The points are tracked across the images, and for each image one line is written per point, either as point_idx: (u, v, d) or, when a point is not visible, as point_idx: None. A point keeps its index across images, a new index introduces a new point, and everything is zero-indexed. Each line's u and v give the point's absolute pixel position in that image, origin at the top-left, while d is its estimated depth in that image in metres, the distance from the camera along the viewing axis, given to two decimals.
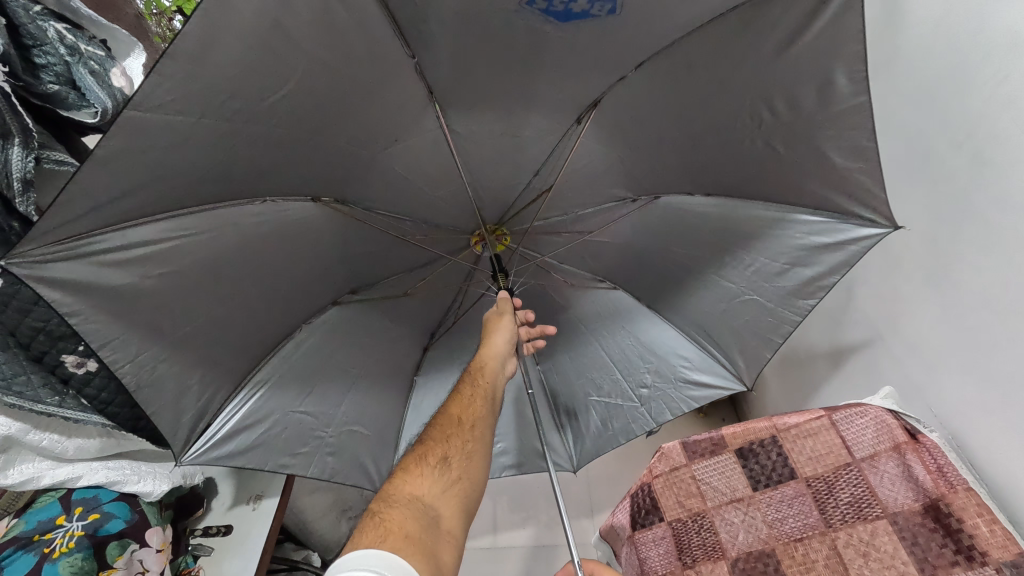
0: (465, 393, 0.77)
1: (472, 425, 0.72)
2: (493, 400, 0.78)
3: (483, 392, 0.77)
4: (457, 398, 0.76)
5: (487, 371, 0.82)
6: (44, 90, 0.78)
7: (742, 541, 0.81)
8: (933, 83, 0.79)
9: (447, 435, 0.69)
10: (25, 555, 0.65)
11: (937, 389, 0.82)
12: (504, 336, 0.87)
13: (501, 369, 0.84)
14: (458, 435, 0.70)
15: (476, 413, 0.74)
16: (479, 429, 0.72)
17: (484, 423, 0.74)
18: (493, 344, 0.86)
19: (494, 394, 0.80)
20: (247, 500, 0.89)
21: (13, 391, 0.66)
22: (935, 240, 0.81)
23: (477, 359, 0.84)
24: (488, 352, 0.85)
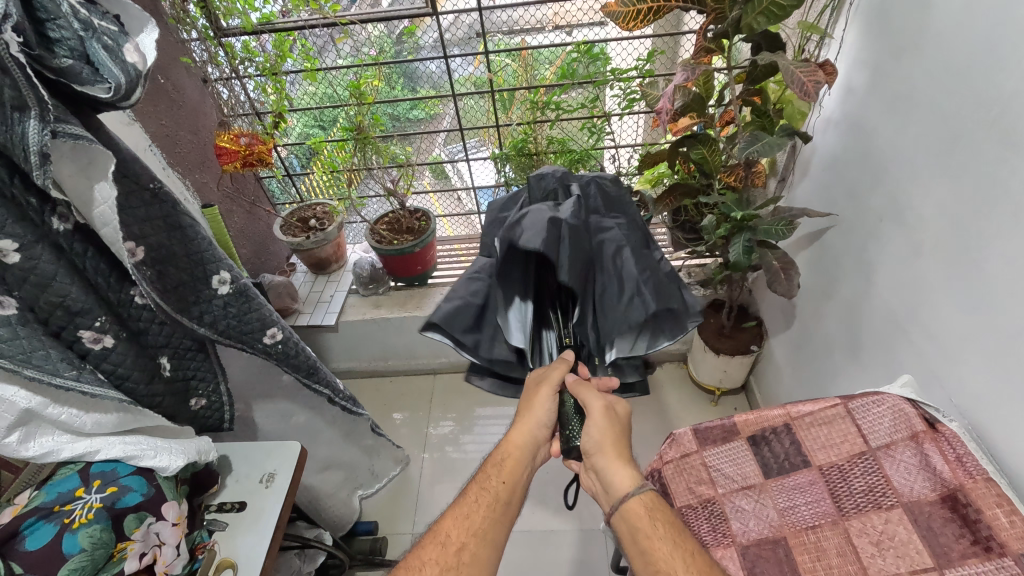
0: (467, 502, 0.76)
1: (462, 545, 0.70)
2: (501, 508, 0.75)
3: (490, 496, 0.76)
4: (456, 508, 0.75)
5: (508, 468, 0.80)
6: (52, 66, 0.55)
7: (753, 529, 0.79)
8: (966, 63, 0.77)
9: (423, 560, 0.69)
10: (46, 525, 0.65)
11: (958, 379, 0.80)
12: (540, 416, 0.81)
13: (525, 457, 0.82)
14: (436, 560, 0.68)
15: (472, 528, 0.72)
16: (471, 551, 0.70)
17: (484, 542, 0.71)
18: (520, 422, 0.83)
19: (507, 501, 0.77)
20: (258, 477, 0.89)
21: (34, 364, 0.61)
22: (958, 225, 0.79)
23: (500, 449, 0.83)
24: (518, 428, 0.82)
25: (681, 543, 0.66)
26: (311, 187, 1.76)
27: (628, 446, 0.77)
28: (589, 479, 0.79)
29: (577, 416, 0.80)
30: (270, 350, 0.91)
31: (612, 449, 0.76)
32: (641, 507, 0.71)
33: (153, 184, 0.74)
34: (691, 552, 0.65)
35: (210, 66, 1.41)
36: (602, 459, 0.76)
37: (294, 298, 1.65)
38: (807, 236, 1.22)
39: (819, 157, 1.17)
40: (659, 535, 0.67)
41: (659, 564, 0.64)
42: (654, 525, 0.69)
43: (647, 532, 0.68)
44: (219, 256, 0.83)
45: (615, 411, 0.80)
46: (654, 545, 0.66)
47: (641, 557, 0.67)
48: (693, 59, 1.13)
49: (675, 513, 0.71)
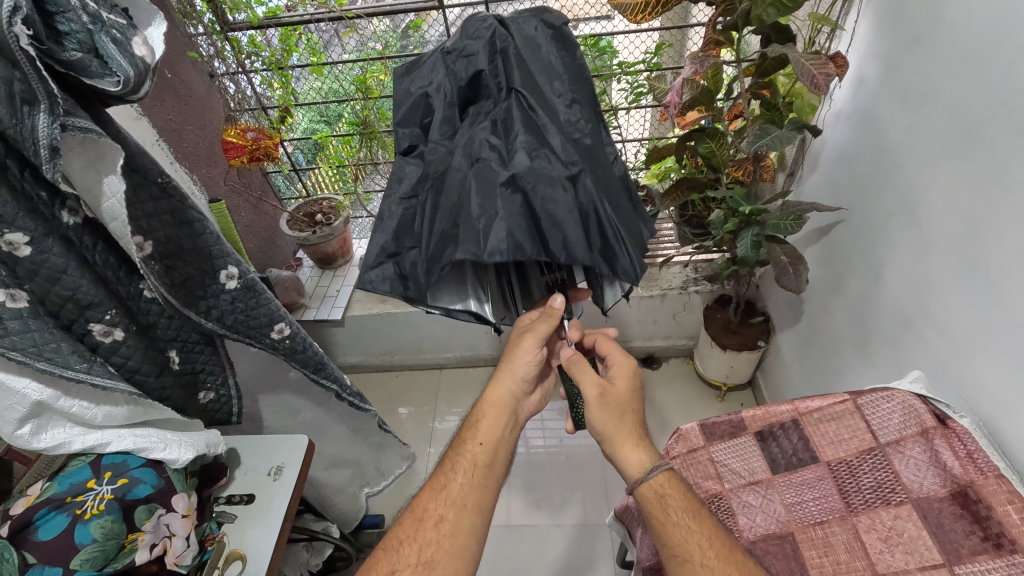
0: (445, 471, 0.75)
1: (440, 518, 0.69)
2: (479, 470, 0.75)
3: (467, 462, 0.75)
4: (434, 480, 0.75)
5: (484, 425, 0.79)
6: (63, 58, 0.55)
7: (760, 525, 0.79)
8: (980, 54, 0.76)
9: (401, 540, 0.69)
10: (59, 515, 0.65)
11: (969, 375, 0.80)
12: (524, 361, 0.82)
13: (503, 415, 0.81)
14: (415, 538, 0.68)
15: (450, 498, 0.71)
16: (450, 522, 0.69)
17: (465, 511, 0.70)
18: (498, 383, 0.83)
19: (489, 460, 0.76)
20: (266, 470, 0.89)
21: (45, 357, 0.62)
22: (971, 218, 0.78)
23: (477, 410, 0.82)
24: (494, 389, 0.83)
25: (695, 526, 0.66)
26: (317, 181, 1.75)
27: (639, 429, 0.75)
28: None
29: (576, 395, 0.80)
30: (278, 345, 0.91)
31: (622, 434, 0.74)
32: (652, 490, 0.70)
33: (161, 178, 0.74)
34: (707, 537, 0.65)
35: (217, 60, 1.40)
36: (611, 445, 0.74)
37: (301, 293, 1.65)
38: (816, 231, 1.21)
39: (828, 151, 1.16)
40: (672, 520, 0.67)
41: (676, 550, 0.65)
42: (666, 510, 0.68)
43: (660, 517, 0.68)
44: (226, 251, 0.83)
45: (613, 390, 0.77)
46: (668, 531, 0.67)
47: (658, 542, 0.68)
48: (702, 52, 1.11)
49: (690, 492, 0.71)
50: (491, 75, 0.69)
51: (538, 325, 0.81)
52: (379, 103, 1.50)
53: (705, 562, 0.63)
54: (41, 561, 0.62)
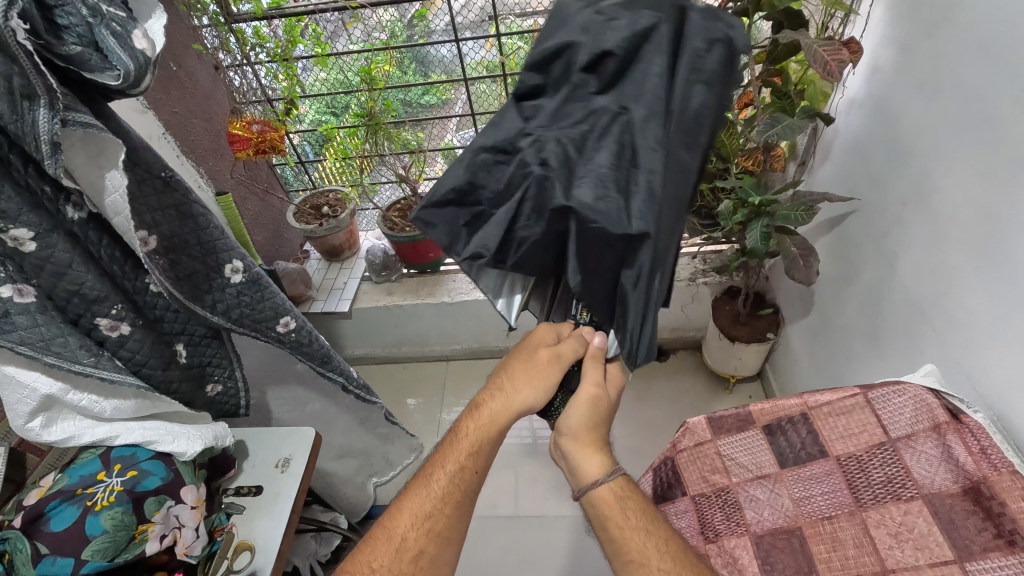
0: (429, 494, 0.71)
1: (420, 551, 0.68)
2: (464, 503, 0.71)
3: (454, 496, 0.71)
4: (415, 503, 0.71)
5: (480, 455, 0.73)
6: (62, 52, 0.54)
7: (767, 518, 0.78)
8: (1000, 38, 0.73)
9: (372, 568, 0.68)
10: (70, 508, 0.66)
11: (982, 368, 0.78)
12: (530, 397, 0.72)
13: (499, 439, 0.74)
14: (388, 568, 0.68)
15: (432, 530, 0.70)
16: (429, 555, 0.69)
17: (447, 544, 0.70)
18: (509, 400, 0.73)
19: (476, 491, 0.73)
20: (274, 462, 0.90)
21: (53, 350, 0.63)
22: (987, 209, 0.76)
23: (472, 425, 0.74)
24: (500, 408, 0.73)
25: (652, 529, 0.68)
26: (324, 173, 1.75)
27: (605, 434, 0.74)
28: (555, 452, 0.77)
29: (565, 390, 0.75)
30: (283, 338, 0.91)
31: (586, 436, 0.72)
32: (613, 495, 0.70)
33: (165, 172, 0.74)
34: (665, 542, 0.67)
35: (222, 52, 1.39)
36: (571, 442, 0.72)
37: (307, 286, 1.66)
38: (826, 222, 1.20)
39: (841, 140, 1.13)
40: (631, 523, 0.68)
41: (633, 554, 0.65)
42: (625, 514, 0.69)
43: (618, 520, 0.68)
44: (231, 245, 0.83)
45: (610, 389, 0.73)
46: (626, 532, 0.67)
47: (612, 544, 0.68)
48: None
49: (645, 497, 0.72)
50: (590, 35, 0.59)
51: (565, 343, 0.72)
52: (385, 94, 1.50)
53: (661, 565, 0.64)
54: (52, 552, 0.63)
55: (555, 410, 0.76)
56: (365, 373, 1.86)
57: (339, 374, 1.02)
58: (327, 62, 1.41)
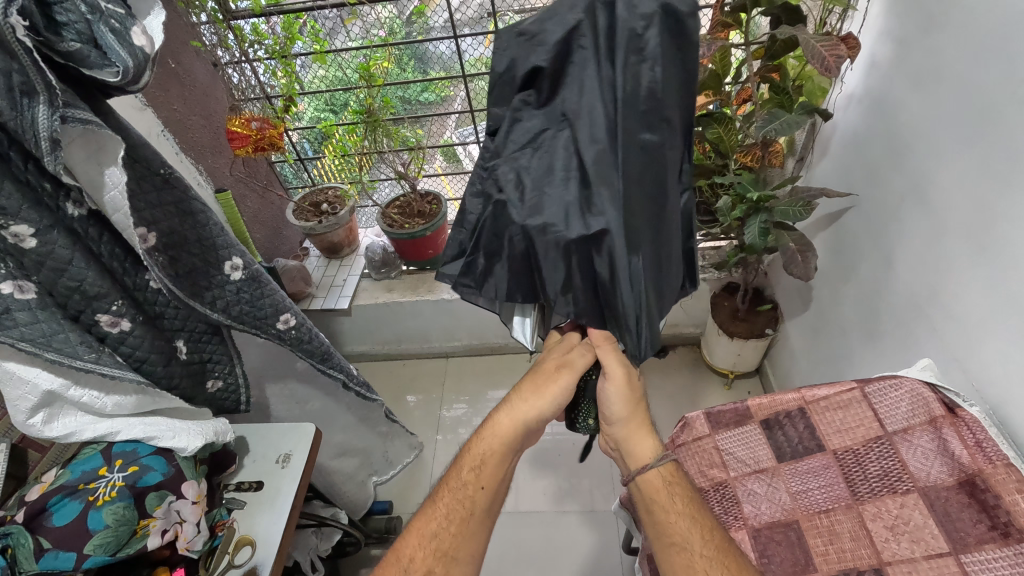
0: (437, 514, 0.71)
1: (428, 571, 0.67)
2: (473, 520, 0.70)
3: (460, 514, 0.70)
4: (422, 523, 0.71)
5: (487, 471, 0.73)
6: (62, 49, 0.54)
7: (764, 512, 0.79)
8: (998, 34, 0.74)
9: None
10: (72, 502, 0.67)
11: (979, 362, 0.79)
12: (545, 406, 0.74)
13: (508, 452, 0.74)
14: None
15: (439, 549, 0.69)
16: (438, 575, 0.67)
17: (455, 563, 0.68)
18: (515, 409, 0.75)
19: (488, 509, 0.72)
20: (274, 458, 0.90)
21: (53, 347, 0.63)
22: (984, 204, 0.77)
23: (479, 441, 0.75)
24: (505, 417, 0.75)
25: (697, 518, 0.68)
26: (323, 171, 1.75)
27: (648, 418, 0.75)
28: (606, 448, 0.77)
29: (589, 400, 0.77)
30: (284, 335, 0.92)
31: (635, 419, 0.74)
32: (660, 480, 0.71)
33: (164, 169, 0.74)
34: (709, 530, 0.66)
35: (220, 49, 1.40)
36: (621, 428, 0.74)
37: (307, 283, 1.66)
38: (825, 218, 1.20)
39: (840, 135, 1.13)
40: (676, 509, 0.68)
41: (675, 538, 0.66)
42: (671, 498, 0.69)
43: (664, 505, 0.69)
44: (231, 242, 0.84)
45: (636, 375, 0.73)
46: (670, 518, 0.67)
47: (655, 528, 0.68)
48: (709, 34, 1.10)
49: (690, 484, 0.72)
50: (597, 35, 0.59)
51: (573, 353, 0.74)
52: (383, 91, 1.50)
53: (704, 551, 0.64)
54: (55, 546, 0.64)
55: (583, 422, 0.79)
56: (365, 370, 1.87)
57: (338, 371, 1.02)
58: (325, 59, 1.41)
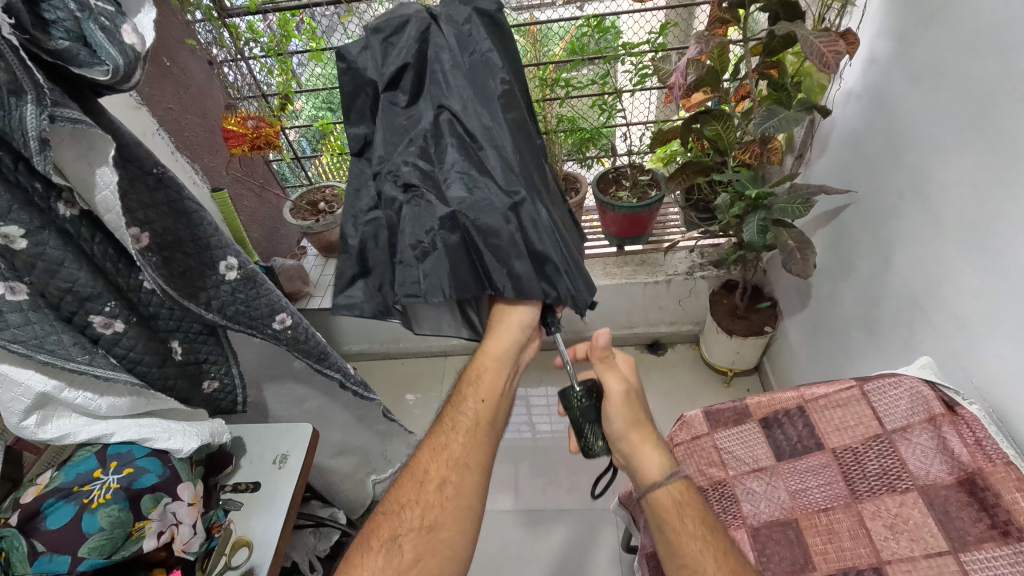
0: (442, 436, 0.70)
1: (442, 480, 0.65)
2: (481, 424, 0.70)
3: (467, 424, 0.70)
4: (432, 439, 0.70)
5: (486, 381, 0.74)
6: (50, 48, 0.54)
7: (764, 511, 0.78)
8: (995, 29, 0.73)
9: (402, 504, 0.64)
10: (66, 505, 0.66)
11: (979, 360, 0.78)
12: (503, 345, 0.76)
13: (502, 373, 0.76)
14: (417, 503, 0.64)
15: (452, 459, 0.67)
16: (454, 484, 0.65)
17: (468, 471, 0.66)
18: (501, 332, 0.77)
19: (495, 413, 0.73)
20: (271, 458, 0.90)
21: (46, 348, 0.63)
22: (982, 199, 0.76)
23: (476, 365, 0.76)
24: (494, 341, 0.76)
25: (711, 540, 0.66)
26: (321, 169, 1.74)
27: (653, 431, 0.74)
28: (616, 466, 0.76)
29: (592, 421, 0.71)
30: (280, 335, 0.91)
31: (637, 435, 0.72)
32: (671, 499, 0.69)
33: (157, 169, 0.74)
34: (723, 553, 0.65)
35: (215, 48, 1.39)
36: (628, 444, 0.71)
37: (305, 282, 1.66)
38: (824, 214, 1.19)
39: (839, 132, 1.12)
40: (688, 530, 0.67)
41: (687, 560, 0.65)
42: (683, 520, 0.68)
43: (675, 525, 0.68)
44: (225, 242, 0.83)
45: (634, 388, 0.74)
46: (683, 541, 0.66)
47: (668, 548, 0.68)
48: (707, 30, 1.10)
49: (704, 502, 0.71)
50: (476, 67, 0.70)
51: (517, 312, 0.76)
52: None
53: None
54: (49, 550, 0.64)
55: (594, 448, 0.72)
56: (364, 369, 1.87)
57: (337, 372, 1.02)
58: (321, 57, 1.40)
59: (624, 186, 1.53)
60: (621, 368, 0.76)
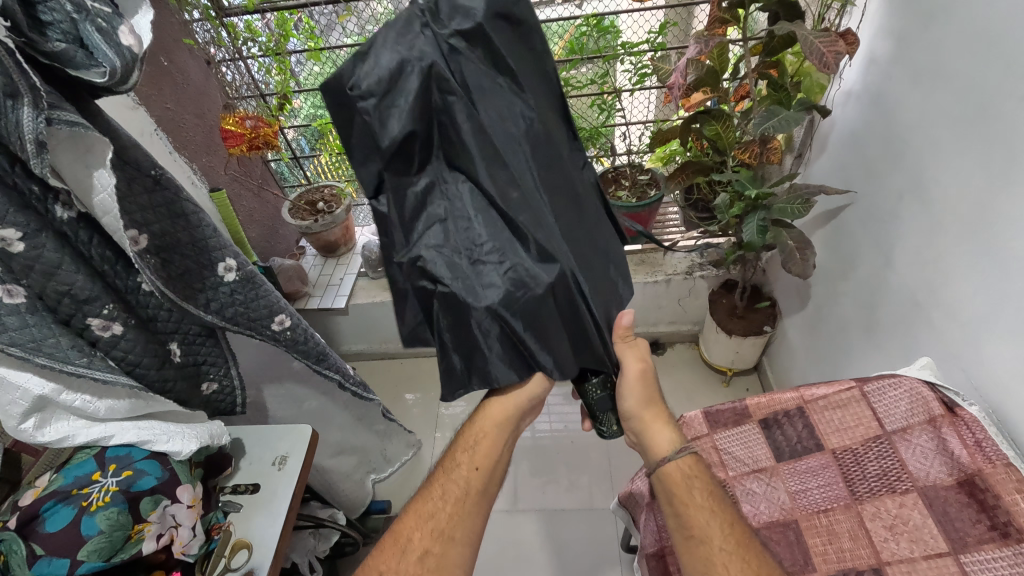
0: (429, 502, 0.72)
1: (425, 551, 0.67)
2: (467, 497, 0.71)
3: (455, 493, 0.72)
4: (420, 504, 0.72)
5: (482, 449, 0.75)
6: (47, 50, 0.53)
7: (763, 512, 0.78)
8: (995, 30, 0.73)
9: (381, 572, 0.67)
10: (65, 508, 0.66)
11: (980, 360, 0.78)
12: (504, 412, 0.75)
13: (499, 440, 0.76)
14: (395, 571, 0.67)
15: (436, 530, 0.69)
16: (435, 555, 0.67)
17: (452, 543, 0.68)
18: (504, 397, 0.75)
19: (486, 483, 0.73)
20: (271, 460, 0.90)
21: (45, 351, 0.62)
22: (982, 200, 0.76)
23: (475, 428, 0.76)
24: (497, 405, 0.75)
25: (718, 512, 0.67)
26: (319, 169, 1.74)
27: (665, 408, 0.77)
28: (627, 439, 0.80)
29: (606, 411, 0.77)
30: (279, 336, 0.91)
31: (649, 414, 0.75)
32: (678, 472, 0.71)
33: (155, 170, 0.73)
34: (730, 522, 0.66)
35: (213, 47, 1.39)
36: (639, 424, 0.75)
37: (303, 282, 1.65)
38: (824, 214, 1.19)
39: (839, 131, 1.12)
40: (696, 501, 0.68)
41: (694, 530, 0.66)
42: (691, 491, 0.69)
43: (682, 496, 0.69)
44: (224, 243, 0.83)
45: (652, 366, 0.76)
46: (692, 510, 0.68)
47: (676, 519, 0.69)
48: (707, 30, 1.10)
49: (711, 476, 0.72)
50: (490, 111, 0.62)
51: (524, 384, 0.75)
52: None
53: (723, 545, 0.64)
54: (48, 553, 0.63)
55: (606, 430, 0.79)
56: (363, 369, 1.87)
57: (337, 372, 1.02)
58: (319, 56, 1.39)
59: (624, 185, 1.53)
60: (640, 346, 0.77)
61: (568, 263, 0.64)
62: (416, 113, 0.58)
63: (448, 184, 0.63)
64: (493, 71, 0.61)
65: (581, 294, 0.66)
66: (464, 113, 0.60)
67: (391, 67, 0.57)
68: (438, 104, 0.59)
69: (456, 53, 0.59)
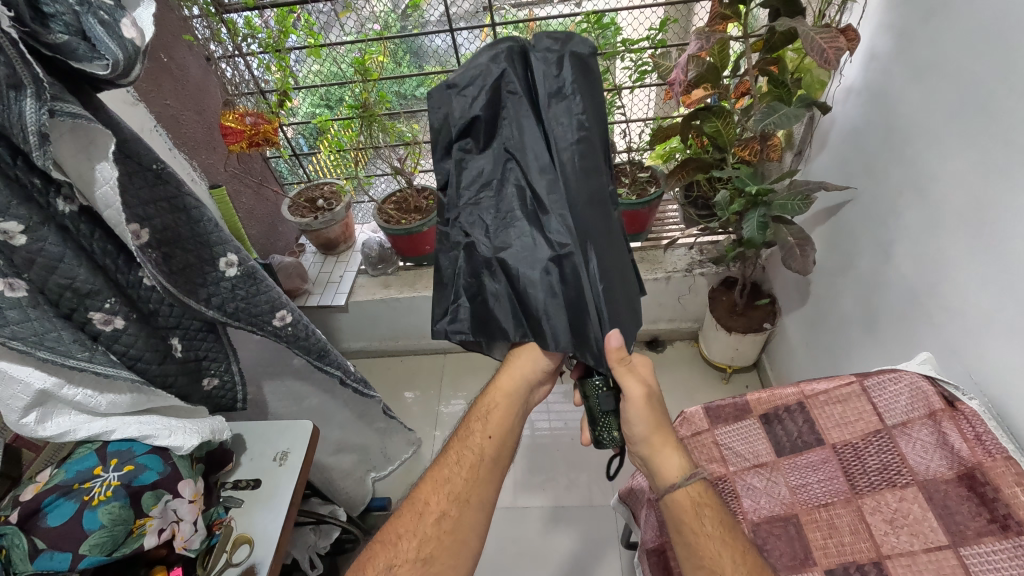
0: (443, 469, 0.72)
1: (441, 515, 0.68)
2: (482, 462, 0.72)
3: (468, 459, 0.72)
4: (435, 471, 0.72)
5: (495, 416, 0.76)
6: (49, 41, 0.53)
7: (764, 506, 0.79)
8: (995, 26, 0.74)
9: (399, 535, 0.67)
10: (67, 502, 0.66)
11: (980, 355, 0.78)
12: (513, 379, 0.78)
13: (509, 408, 0.77)
14: (413, 534, 0.67)
15: (452, 493, 0.69)
16: (452, 518, 0.68)
17: (468, 507, 0.69)
18: (513, 366, 0.78)
19: (501, 448, 0.74)
20: (271, 456, 0.89)
21: (46, 345, 0.62)
22: (982, 195, 0.77)
23: (486, 401, 0.78)
24: (505, 375, 0.78)
25: (727, 540, 0.66)
26: (319, 166, 1.74)
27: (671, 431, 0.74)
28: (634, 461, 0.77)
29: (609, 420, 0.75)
30: (281, 332, 0.91)
31: (657, 439, 0.73)
32: (688, 499, 0.69)
33: (156, 165, 0.73)
34: (742, 554, 0.65)
35: (213, 43, 1.39)
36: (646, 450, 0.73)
37: (303, 279, 1.65)
38: (824, 211, 1.19)
39: (839, 128, 1.12)
40: (706, 531, 0.67)
41: (704, 560, 0.65)
42: (701, 520, 0.67)
43: (692, 525, 0.67)
44: (226, 238, 0.83)
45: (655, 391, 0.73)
46: (700, 539, 0.66)
47: (687, 549, 0.67)
48: (708, 27, 1.10)
49: (722, 504, 0.70)
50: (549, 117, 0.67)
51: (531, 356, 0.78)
52: (378, 85, 1.49)
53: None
54: (49, 547, 0.63)
55: (607, 439, 0.76)
56: (362, 366, 1.87)
57: (338, 368, 1.01)
58: (319, 53, 1.39)
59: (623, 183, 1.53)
60: (640, 370, 0.73)
61: (576, 245, 0.67)
62: (485, 102, 0.67)
63: (498, 166, 0.70)
64: (556, 77, 0.66)
65: (591, 283, 0.68)
66: (515, 102, 0.67)
67: (474, 67, 0.66)
68: (503, 99, 0.67)
69: (537, 60, 0.66)
